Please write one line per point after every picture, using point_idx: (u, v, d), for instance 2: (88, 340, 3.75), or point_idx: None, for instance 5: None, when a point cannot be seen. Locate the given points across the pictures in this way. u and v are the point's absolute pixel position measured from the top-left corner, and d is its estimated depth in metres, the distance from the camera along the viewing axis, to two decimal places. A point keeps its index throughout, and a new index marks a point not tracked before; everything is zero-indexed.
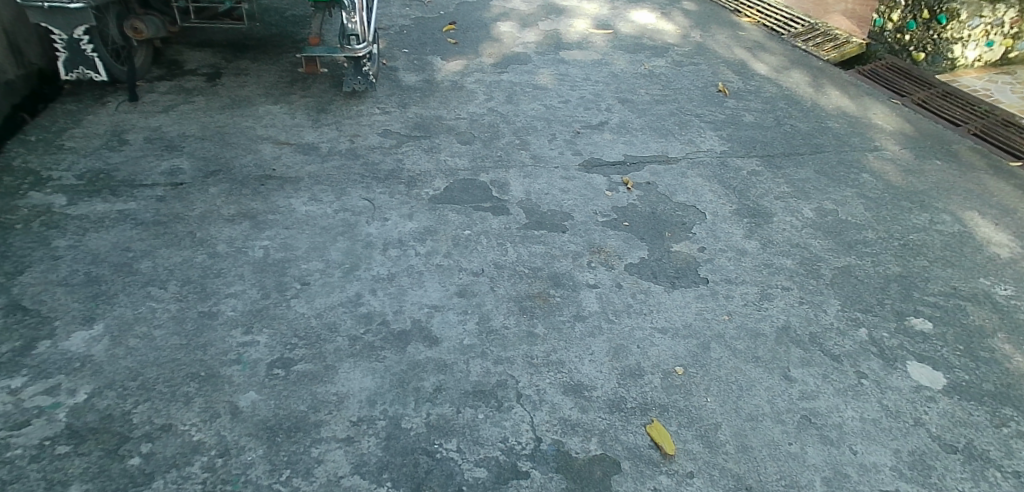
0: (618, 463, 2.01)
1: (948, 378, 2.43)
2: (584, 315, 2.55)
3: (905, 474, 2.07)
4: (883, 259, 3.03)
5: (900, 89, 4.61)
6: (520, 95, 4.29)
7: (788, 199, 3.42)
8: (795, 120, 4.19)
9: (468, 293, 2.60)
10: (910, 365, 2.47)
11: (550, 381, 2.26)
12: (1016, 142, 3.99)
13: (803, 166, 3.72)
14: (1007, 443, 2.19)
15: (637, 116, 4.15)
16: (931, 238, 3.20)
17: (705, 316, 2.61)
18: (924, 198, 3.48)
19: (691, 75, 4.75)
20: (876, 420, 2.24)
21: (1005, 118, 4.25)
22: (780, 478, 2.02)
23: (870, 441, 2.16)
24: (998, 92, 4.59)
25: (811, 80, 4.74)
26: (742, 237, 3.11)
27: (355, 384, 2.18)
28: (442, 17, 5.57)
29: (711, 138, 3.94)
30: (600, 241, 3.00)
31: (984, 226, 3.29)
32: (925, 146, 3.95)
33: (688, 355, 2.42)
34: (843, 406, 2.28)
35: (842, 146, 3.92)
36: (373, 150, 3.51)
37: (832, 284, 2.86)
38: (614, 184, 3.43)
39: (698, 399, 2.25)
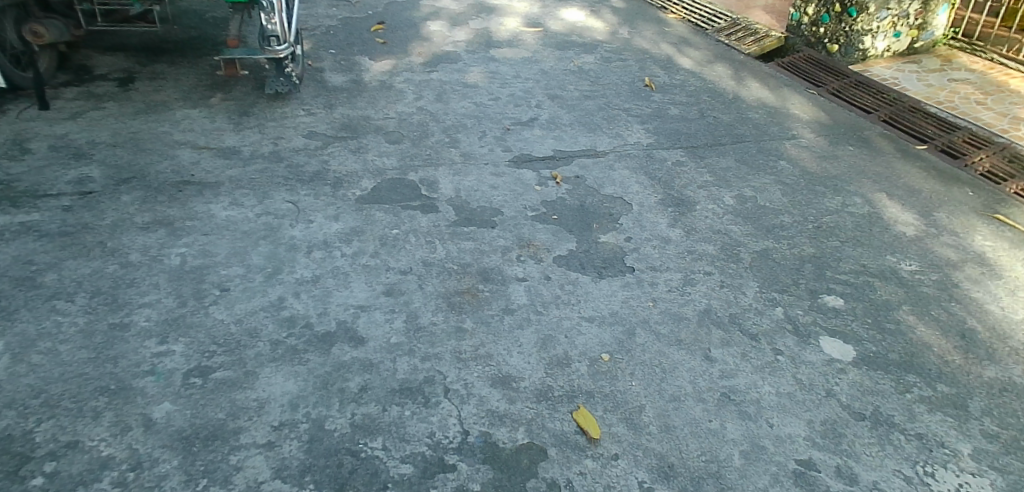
0: (544, 449, 2.05)
1: (857, 350, 2.57)
2: (513, 308, 2.58)
3: (817, 442, 2.18)
4: (799, 241, 3.17)
5: (817, 80, 4.82)
6: (450, 93, 4.29)
7: (711, 188, 3.54)
8: (718, 112, 4.33)
9: (396, 291, 2.59)
10: (823, 340, 2.60)
11: (478, 374, 2.27)
12: (922, 127, 4.23)
13: (725, 155, 3.85)
14: (910, 408, 2.34)
15: (567, 111, 4.20)
16: (843, 220, 3.36)
17: (631, 303, 2.69)
18: (837, 183, 3.65)
19: (619, 70, 4.84)
20: (791, 393, 2.35)
21: (912, 105, 4.48)
22: (701, 454, 2.10)
23: (785, 413, 2.27)
24: (906, 80, 4.82)
25: (733, 73, 4.90)
26: (666, 226, 3.20)
27: (277, 389, 2.14)
28: (371, 17, 5.51)
29: (638, 132, 4.04)
30: (529, 235, 3.03)
31: (892, 207, 3.48)
32: (839, 133, 4.16)
33: (614, 342, 2.49)
34: (761, 382, 2.38)
35: (762, 135, 4.08)
36: (297, 152, 3.45)
37: (751, 267, 2.97)
38: (543, 179, 3.47)
39: (624, 383, 2.32)
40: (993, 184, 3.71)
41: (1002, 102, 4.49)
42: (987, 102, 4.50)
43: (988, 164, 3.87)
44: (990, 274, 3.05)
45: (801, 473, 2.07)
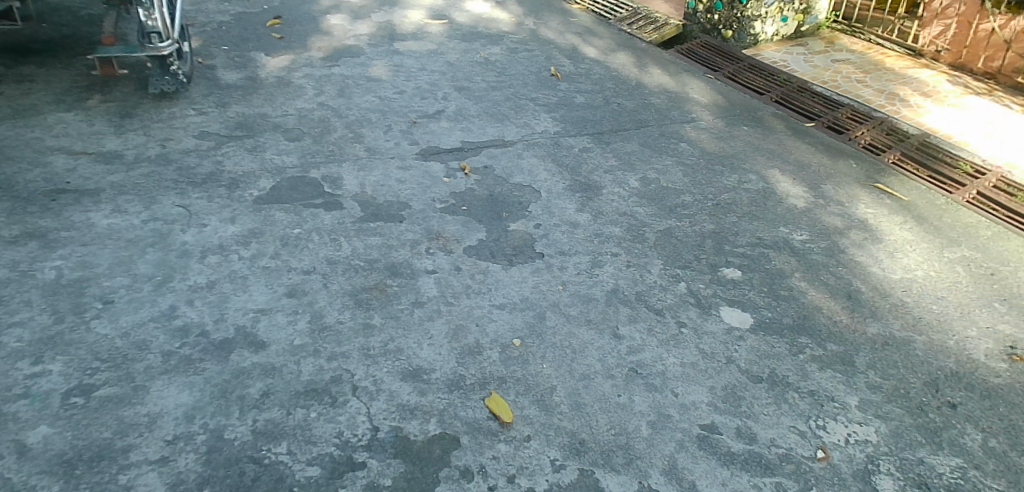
0: (457, 438, 2.06)
1: (755, 317, 2.71)
2: (423, 301, 2.56)
3: (718, 406, 2.31)
4: (700, 219, 3.30)
5: (713, 65, 5.01)
6: (352, 88, 4.19)
7: (616, 172, 3.61)
8: (621, 98, 4.42)
9: (299, 292, 2.52)
10: (723, 310, 2.73)
11: (387, 370, 2.25)
12: (810, 105, 4.48)
13: (629, 140, 3.94)
14: (802, 368, 2.51)
15: (474, 102, 4.18)
16: (740, 196, 3.52)
17: (542, 288, 2.71)
18: (733, 161, 3.82)
19: (525, 60, 4.86)
20: (694, 363, 2.47)
21: (800, 85, 4.73)
22: (611, 428, 2.18)
23: (689, 382, 2.39)
24: (794, 62, 5.07)
25: (635, 60, 5.02)
26: (575, 211, 3.24)
27: (170, 401, 2.04)
28: (267, 11, 5.29)
29: (546, 120, 4.06)
30: (438, 228, 3.00)
31: (784, 181, 3.67)
32: (735, 114, 4.34)
33: (525, 326, 2.52)
34: (666, 355, 2.49)
35: (663, 119, 4.21)
36: (187, 154, 3.28)
37: (656, 246, 3.06)
38: (451, 171, 3.44)
39: (535, 367, 2.35)
40: (874, 155, 3.98)
41: (880, 80, 4.79)
42: (866, 80, 4.79)
43: (869, 138, 4.14)
44: (872, 239, 3.27)
45: (705, 437, 2.20)
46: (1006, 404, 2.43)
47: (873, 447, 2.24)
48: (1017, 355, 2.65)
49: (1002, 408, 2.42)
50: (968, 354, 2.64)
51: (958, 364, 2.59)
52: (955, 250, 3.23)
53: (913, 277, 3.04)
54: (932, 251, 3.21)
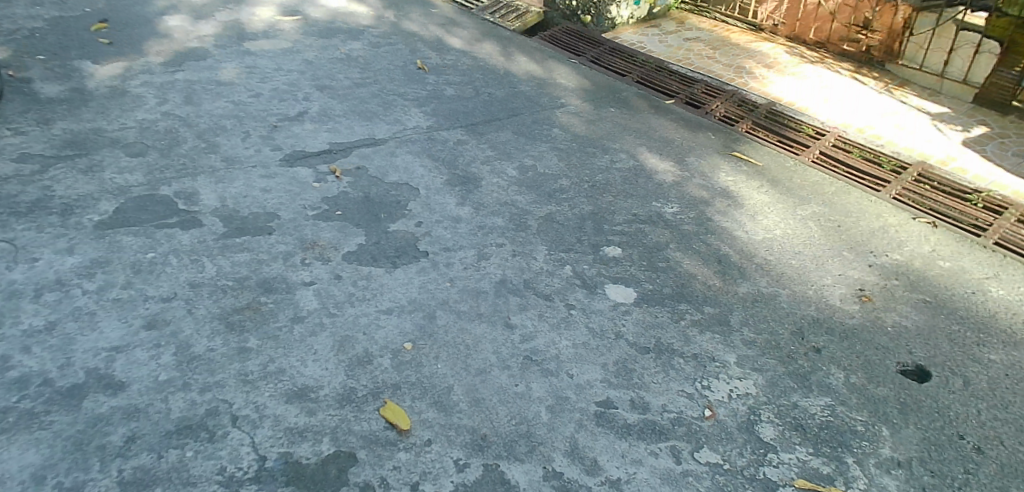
0: (353, 454, 1.99)
1: (638, 292, 2.80)
2: (302, 316, 2.42)
3: (612, 382, 2.37)
4: (578, 202, 3.34)
5: (576, 49, 5.11)
6: (201, 94, 3.88)
7: (493, 162, 3.58)
8: (491, 88, 4.40)
9: (160, 323, 2.32)
10: (608, 288, 2.80)
11: (270, 394, 2.12)
12: (669, 83, 4.68)
13: (503, 129, 3.92)
14: (686, 334, 2.62)
15: (339, 101, 4.00)
16: (614, 176, 3.61)
17: (429, 287, 2.64)
18: (604, 143, 3.91)
19: (388, 55, 4.72)
20: (585, 342, 2.51)
21: (658, 65, 4.92)
22: (512, 419, 2.17)
23: (582, 362, 2.42)
24: (651, 43, 5.27)
25: (501, 49, 5.01)
26: (455, 206, 3.17)
27: (13, 464, 1.86)
28: (91, 15, 4.80)
29: (416, 115, 3.95)
30: (313, 236, 2.84)
31: (652, 158, 3.81)
32: (601, 96, 4.45)
33: (416, 328, 2.44)
34: (558, 339, 2.50)
35: (534, 106, 4.23)
36: (7, 181, 2.92)
37: (539, 233, 3.07)
38: (321, 175, 3.27)
39: (430, 368, 2.29)
40: (730, 126, 4.22)
41: (728, 55, 5.08)
42: (716, 56, 5.06)
43: (723, 110, 4.38)
44: (735, 205, 3.46)
45: (602, 413, 2.25)
46: (861, 342, 2.66)
47: (753, 399, 2.37)
48: (866, 296, 2.91)
49: (858, 346, 2.64)
50: (827, 302, 2.86)
51: (819, 311, 2.80)
52: (806, 208, 3.49)
53: (774, 236, 3.25)
54: (788, 211, 3.45)
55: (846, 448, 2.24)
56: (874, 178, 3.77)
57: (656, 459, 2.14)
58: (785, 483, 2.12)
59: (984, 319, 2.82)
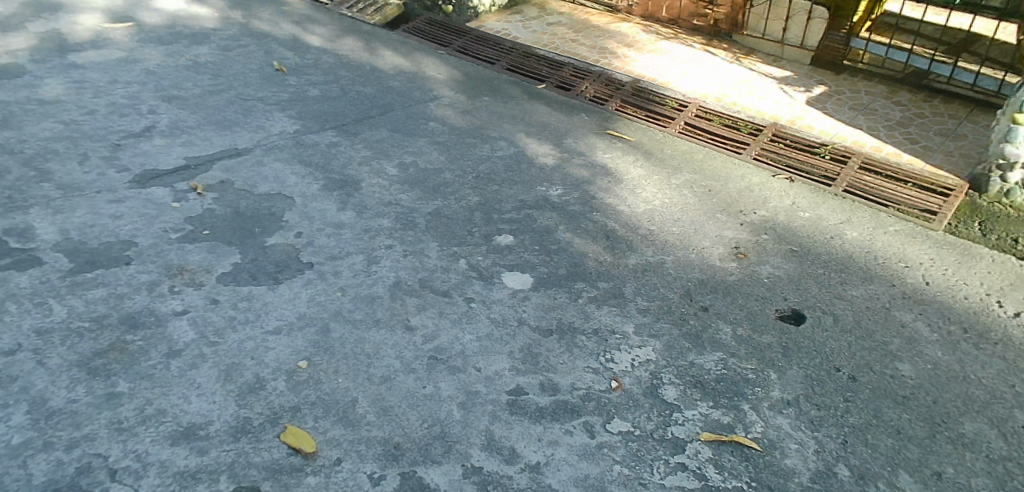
0: (256, 488, 1.84)
1: (535, 277, 2.80)
2: (179, 350, 2.21)
3: (519, 369, 2.35)
4: (464, 194, 3.29)
5: (442, 41, 5.04)
6: (22, 116, 3.46)
7: (371, 162, 3.44)
8: (358, 85, 4.24)
9: (4, 380, 2.04)
10: (505, 276, 2.78)
11: (151, 439, 1.92)
12: (538, 69, 4.72)
13: (377, 127, 3.79)
14: (585, 311, 2.65)
15: (190, 112, 3.71)
16: (497, 164, 3.58)
17: (318, 300, 2.50)
18: (482, 132, 3.88)
19: (241, 58, 4.43)
20: (489, 334, 2.47)
21: (525, 51, 4.95)
22: (424, 422, 2.09)
23: (488, 354, 2.38)
24: (515, 29, 5.28)
25: (364, 44, 4.85)
26: (336, 211, 3.03)
27: None
28: None
29: (281, 120, 3.74)
30: (179, 261, 2.61)
31: (531, 143, 3.82)
32: (473, 86, 4.41)
33: (309, 345, 2.30)
34: (461, 334, 2.45)
35: (406, 101, 4.12)
36: None
37: (428, 230, 2.99)
38: (180, 193, 3.01)
39: (330, 384, 2.16)
40: (600, 105, 4.33)
41: (590, 37, 5.20)
42: (579, 39, 5.16)
43: (592, 91, 4.48)
44: (615, 181, 3.54)
45: (514, 402, 2.22)
46: (743, 296, 2.81)
47: (654, 364, 2.44)
48: (741, 252, 3.08)
49: (741, 300, 2.79)
50: (708, 262, 2.99)
51: (703, 273, 2.93)
52: (679, 176, 3.64)
53: (654, 206, 3.36)
54: (663, 181, 3.58)
55: (743, 396, 2.34)
56: (735, 142, 3.99)
57: (572, 438, 2.14)
58: (693, 439, 2.18)
59: (844, 260, 3.06)
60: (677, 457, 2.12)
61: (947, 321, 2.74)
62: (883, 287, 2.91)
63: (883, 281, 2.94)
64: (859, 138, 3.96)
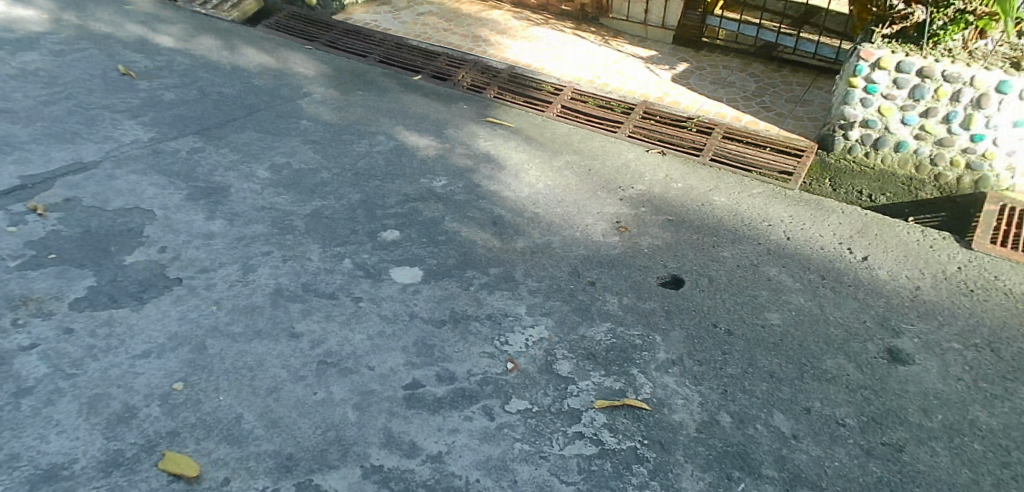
0: None
1: (424, 269, 2.77)
2: (31, 388, 2.03)
3: (414, 362, 2.32)
4: (344, 192, 3.20)
5: (309, 35, 4.85)
6: None
7: (240, 166, 3.27)
8: (220, 86, 4.01)
9: None
10: (394, 271, 2.73)
11: (5, 488, 1.76)
12: (412, 60, 4.64)
13: (243, 129, 3.60)
14: (478, 297, 2.66)
15: (23, 125, 3.37)
16: (376, 159, 3.50)
17: (191, 316, 2.35)
18: (359, 127, 3.78)
19: (79, 64, 4.07)
20: (380, 331, 2.42)
21: (398, 42, 4.84)
22: (317, 428, 2.03)
23: (381, 352, 2.34)
24: (385, 21, 5.14)
25: (222, 43, 4.59)
26: (204, 221, 2.85)
27: None
28: None
29: (132, 128, 3.47)
30: (23, 290, 2.37)
31: (411, 135, 3.77)
32: (345, 81, 4.28)
33: (185, 365, 2.16)
34: (352, 335, 2.38)
35: (274, 100, 3.94)
36: None
37: (308, 232, 2.88)
38: (17, 216, 2.73)
39: (211, 402, 2.05)
40: (479, 94, 4.33)
41: (462, 26, 5.17)
42: (451, 28, 5.11)
43: (469, 79, 4.47)
44: (497, 167, 3.57)
45: (410, 395, 2.20)
46: (627, 267, 2.91)
47: (548, 342, 2.49)
48: (623, 226, 3.19)
49: (625, 271, 2.89)
50: (593, 239, 3.08)
51: (588, 249, 3.01)
52: (559, 158, 3.71)
53: (538, 190, 3.41)
54: (545, 164, 3.65)
55: (632, 362, 2.44)
56: (609, 122, 4.12)
57: (472, 423, 2.14)
58: (588, 408, 2.25)
59: (715, 224, 3.24)
60: (574, 427, 2.18)
61: (808, 271, 2.97)
62: (751, 246, 3.11)
63: (751, 240, 3.15)
64: (721, 110, 4.19)
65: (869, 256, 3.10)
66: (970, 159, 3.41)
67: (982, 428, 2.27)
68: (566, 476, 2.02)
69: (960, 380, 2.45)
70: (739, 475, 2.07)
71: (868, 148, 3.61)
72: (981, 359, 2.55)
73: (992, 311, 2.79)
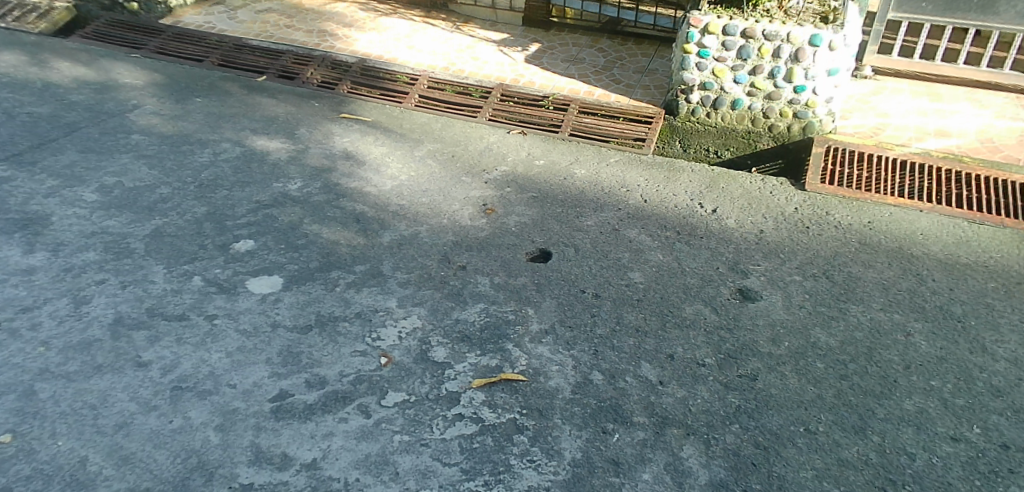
0: None
1: (284, 276, 2.66)
2: None
3: (281, 373, 2.24)
4: (188, 206, 3.01)
5: (133, 43, 4.49)
6: None
7: (62, 191, 3.00)
8: (31, 106, 3.65)
9: None
10: (251, 283, 2.61)
11: None
12: (254, 60, 4.39)
13: (63, 150, 3.30)
14: (344, 297, 2.58)
15: None
16: (222, 169, 3.31)
17: (16, 361, 2.16)
18: (200, 136, 3.56)
19: None
20: (240, 347, 2.31)
21: (236, 43, 4.55)
22: (176, 457, 1.93)
23: (242, 368, 2.24)
24: (220, 22, 4.84)
25: (29, 58, 4.17)
26: (22, 255, 2.61)
27: None
28: None
29: None
30: None
31: (260, 139, 3.58)
32: (180, 89, 4.01)
33: (12, 415, 2.00)
34: (208, 355, 2.27)
35: (97, 116, 3.63)
36: None
37: (150, 252, 2.70)
38: None
39: (47, 450, 1.91)
40: (330, 91, 4.17)
41: (306, 21, 4.95)
42: (294, 24, 4.88)
43: (319, 76, 4.29)
44: (357, 163, 3.47)
45: (278, 407, 2.12)
46: (495, 247, 2.93)
47: (421, 331, 2.46)
48: (489, 208, 3.20)
49: (494, 252, 2.91)
50: (460, 224, 3.07)
51: (456, 235, 3.00)
52: (420, 148, 3.67)
53: (400, 182, 3.36)
54: (406, 155, 3.59)
55: (505, 338, 2.46)
56: (469, 107, 4.10)
57: (347, 424, 2.10)
58: (466, 389, 2.25)
59: (577, 195, 3.33)
60: (453, 410, 2.18)
61: (665, 229, 3.12)
62: (612, 213, 3.22)
63: (612, 206, 3.27)
64: (575, 86, 4.25)
65: (718, 208, 3.30)
66: (796, 109, 3.70)
67: (823, 348, 2.49)
68: (448, 458, 2.03)
69: (802, 307, 2.68)
70: (613, 428, 2.16)
71: (708, 108, 3.83)
72: (818, 286, 2.79)
73: (825, 243, 3.05)
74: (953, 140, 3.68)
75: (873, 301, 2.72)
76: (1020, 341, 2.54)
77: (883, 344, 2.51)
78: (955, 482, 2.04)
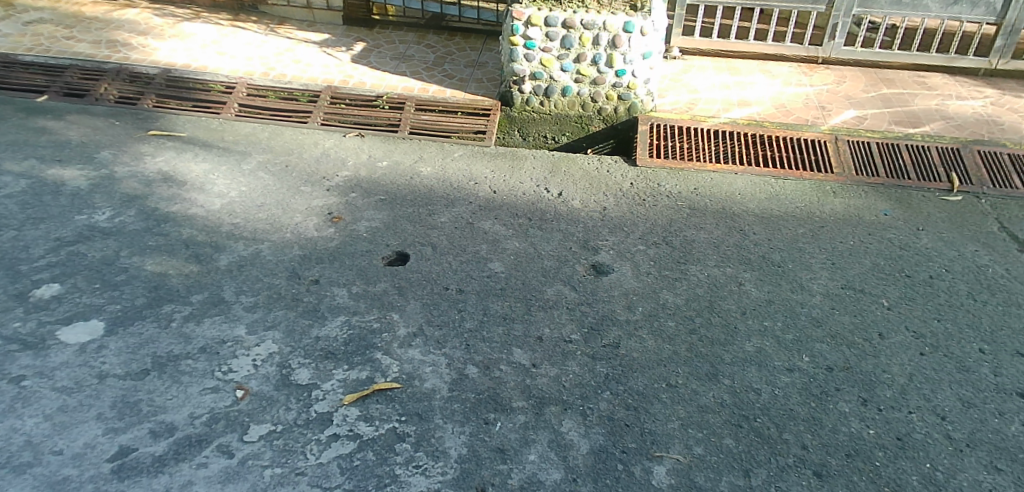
0: None
1: (105, 318, 2.33)
2: None
3: (117, 427, 1.97)
4: None
5: None
6: None
7: None
8: None
9: None
10: (63, 332, 2.26)
11: None
12: (30, 78, 3.82)
13: None
14: (184, 331, 2.32)
15: None
16: (6, 206, 2.84)
17: None
18: None
19: None
20: (62, 407, 2.01)
21: (3, 60, 3.94)
22: None
23: (68, 429, 1.95)
24: None
25: None
26: None
27: None
28: None
29: None
30: None
31: (52, 168, 3.12)
32: None
33: None
34: (21, 422, 1.96)
35: None
36: None
37: None
38: None
39: None
40: (132, 107, 3.73)
41: (89, 31, 4.39)
42: (75, 35, 4.31)
43: (116, 91, 3.82)
44: (177, 184, 3.13)
45: (121, 466, 1.87)
46: (348, 256, 2.78)
47: (278, 355, 2.27)
48: (335, 217, 3.03)
49: (348, 261, 2.76)
50: (306, 236, 2.88)
51: (304, 248, 2.81)
52: (250, 160, 3.40)
53: (231, 198, 3.08)
54: (233, 170, 3.30)
55: (373, 348, 2.34)
56: (297, 113, 3.86)
57: (207, 468, 1.89)
58: (337, 407, 2.11)
59: (425, 193, 3.26)
60: (327, 432, 2.03)
61: (516, 217, 3.14)
62: (463, 207, 3.19)
63: (461, 200, 3.24)
64: (408, 84, 4.15)
65: (563, 191, 3.39)
66: (620, 91, 3.89)
67: (672, 307, 2.64)
68: (328, 482, 1.89)
69: (649, 274, 2.82)
70: (494, 417, 2.14)
71: (541, 97, 3.93)
72: (660, 253, 2.95)
73: (662, 212, 3.24)
74: (754, 108, 4.08)
75: (708, 259, 2.93)
76: (830, 275, 2.87)
77: (721, 296, 2.72)
78: (796, 408, 2.25)
